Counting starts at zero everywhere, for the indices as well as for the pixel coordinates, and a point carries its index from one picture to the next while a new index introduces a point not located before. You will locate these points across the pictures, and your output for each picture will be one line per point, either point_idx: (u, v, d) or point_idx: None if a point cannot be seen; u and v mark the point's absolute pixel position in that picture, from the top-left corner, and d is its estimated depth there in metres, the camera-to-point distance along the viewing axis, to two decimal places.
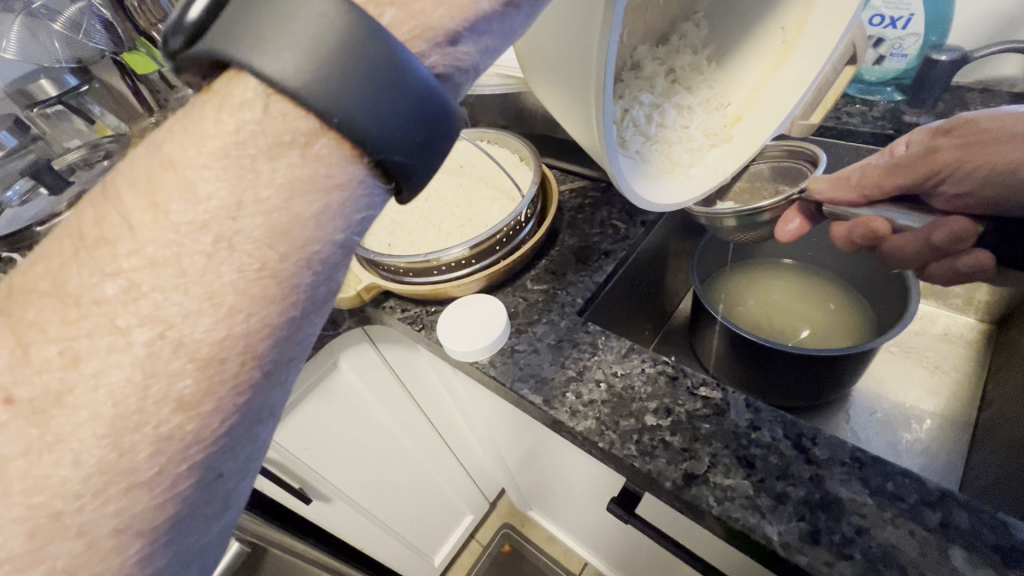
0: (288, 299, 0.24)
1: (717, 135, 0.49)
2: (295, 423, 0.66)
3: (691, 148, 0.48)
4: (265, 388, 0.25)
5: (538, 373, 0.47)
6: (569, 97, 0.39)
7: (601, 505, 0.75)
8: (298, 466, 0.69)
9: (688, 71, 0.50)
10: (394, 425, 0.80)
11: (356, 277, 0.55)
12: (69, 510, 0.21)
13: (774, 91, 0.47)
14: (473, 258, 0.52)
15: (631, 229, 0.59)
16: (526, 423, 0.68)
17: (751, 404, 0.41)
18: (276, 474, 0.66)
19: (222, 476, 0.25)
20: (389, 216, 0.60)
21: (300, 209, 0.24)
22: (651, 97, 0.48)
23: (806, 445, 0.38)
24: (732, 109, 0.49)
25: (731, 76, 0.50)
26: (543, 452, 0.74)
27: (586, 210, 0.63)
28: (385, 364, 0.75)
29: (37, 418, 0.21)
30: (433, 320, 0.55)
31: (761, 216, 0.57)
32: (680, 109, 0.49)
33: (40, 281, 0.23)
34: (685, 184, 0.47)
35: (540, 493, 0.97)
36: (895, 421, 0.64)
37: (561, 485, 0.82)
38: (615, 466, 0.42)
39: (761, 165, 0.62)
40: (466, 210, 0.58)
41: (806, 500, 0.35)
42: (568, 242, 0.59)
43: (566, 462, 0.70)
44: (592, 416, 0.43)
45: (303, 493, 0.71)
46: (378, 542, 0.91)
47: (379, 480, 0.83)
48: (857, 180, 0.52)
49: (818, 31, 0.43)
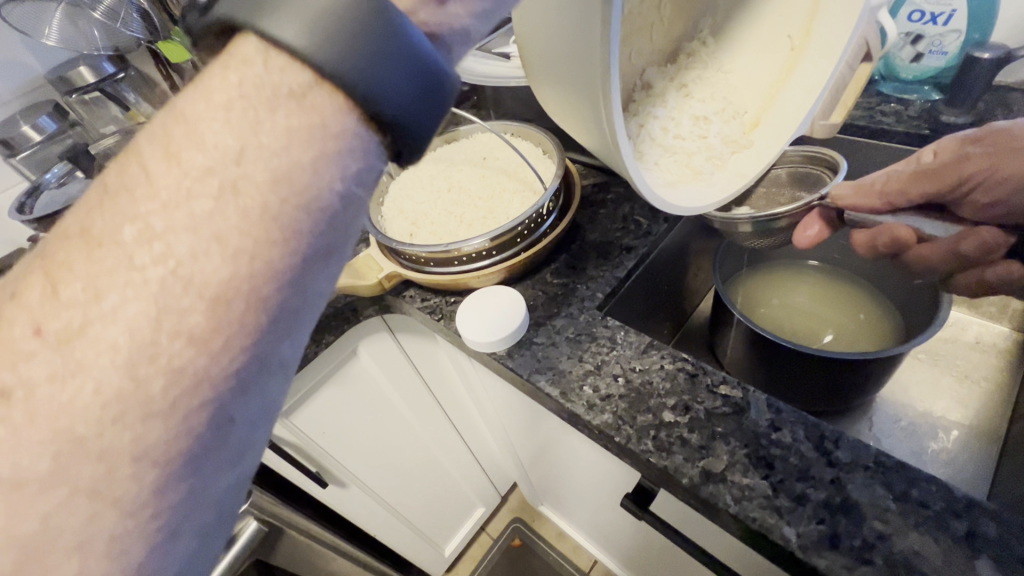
0: (294, 243, 0.23)
1: (737, 141, 0.47)
2: (314, 407, 0.67)
3: (711, 155, 0.47)
4: (272, 335, 0.24)
5: (556, 366, 0.47)
6: (579, 109, 0.38)
7: (615, 504, 0.75)
8: (315, 450, 0.70)
9: (699, 81, 0.48)
10: (410, 414, 0.81)
11: (378, 265, 0.56)
12: (90, 437, 0.20)
13: (791, 92, 0.46)
14: (493, 249, 0.52)
15: (654, 225, 0.59)
16: (541, 417, 0.68)
17: (772, 404, 0.40)
18: (295, 456, 0.67)
19: (235, 422, 0.23)
20: (410, 206, 0.60)
21: (300, 155, 0.22)
22: (667, 110, 0.47)
23: (827, 448, 0.37)
24: (748, 117, 0.48)
25: (743, 84, 0.48)
26: (557, 448, 0.73)
27: (608, 205, 0.62)
28: (403, 353, 0.75)
29: (60, 349, 0.20)
30: (452, 311, 0.55)
31: (778, 222, 0.56)
32: (696, 121, 0.47)
33: (70, 229, 0.22)
34: (708, 189, 0.46)
35: (553, 489, 0.97)
36: (920, 430, 0.62)
37: (574, 482, 0.82)
38: (630, 460, 0.42)
39: (778, 170, 0.61)
40: (487, 201, 0.58)
41: (826, 503, 0.35)
42: (589, 237, 0.59)
43: (580, 459, 0.69)
44: (609, 410, 0.43)
45: (318, 476, 0.72)
46: (391, 529, 0.92)
47: (393, 468, 0.84)
48: (881, 187, 0.51)
49: (829, 32, 0.43)
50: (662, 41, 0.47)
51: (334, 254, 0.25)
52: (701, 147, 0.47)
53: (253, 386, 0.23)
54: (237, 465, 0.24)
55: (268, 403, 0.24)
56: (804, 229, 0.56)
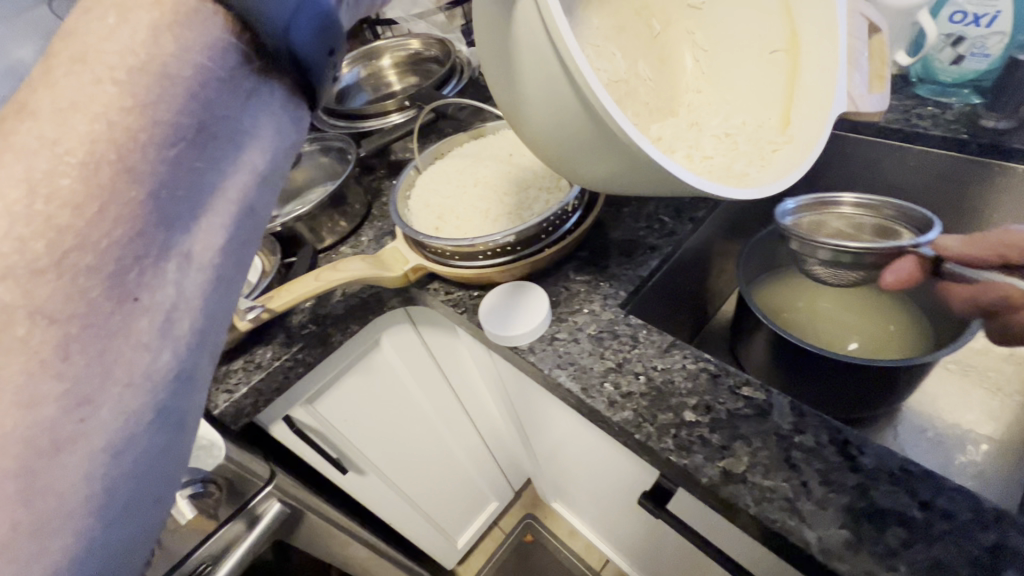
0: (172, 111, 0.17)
1: (772, 142, 0.44)
2: (337, 396, 0.69)
3: (750, 160, 0.43)
4: (176, 225, 0.17)
5: (577, 362, 0.47)
6: (593, 156, 0.36)
7: (630, 504, 0.75)
8: (337, 438, 0.72)
9: (699, 119, 0.48)
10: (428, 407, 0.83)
11: (403, 258, 0.57)
12: None
13: (803, 86, 0.43)
14: (517, 245, 0.53)
15: (679, 226, 0.58)
16: (558, 414, 0.68)
17: (795, 407, 0.40)
18: (317, 442, 0.69)
19: (138, 302, 0.17)
20: (436, 200, 0.61)
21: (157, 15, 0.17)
22: (682, 144, 0.45)
23: (851, 453, 0.37)
24: (770, 124, 0.45)
25: (742, 107, 0.47)
26: (573, 446, 0.74)
27: (633, 203, 0.62)
28: (424, 346, 0.77)
29: None
30: (475, 304, 0.56)
31: (867, 258, 0.55)
32: (715, 142, 0.45)
33: None
34: (758, 185, 0.39)
35: (567, 486, 0.97)
36: (947, 442, 0.61)
37: (589, 480, 0.82)
38: (650, 458, 0.42)
39: (866, 218, 0.62)
40: (512, 197, 0.59)
41: (849, 507, 0.34)
42: (613, 236, 0.59)
43: (596, 457, 0.69)
44: (629, 407, 0.43)
45: (337, 462, 0.73)
46: (407, 519, 0.93)
47: (411, 459, 0.86)
48: (993, 241, 0.50)
49: (809, 19, 0.42)
50: (650, 98, 0.47)
51: (243, 132, 0.19)
52: (733, 159, 0.43)
53: (160, 270, 0.17)
54: (130, 440, 0.17)
55: (186, 292, 0.18)
56: (890, 272, 0.55)
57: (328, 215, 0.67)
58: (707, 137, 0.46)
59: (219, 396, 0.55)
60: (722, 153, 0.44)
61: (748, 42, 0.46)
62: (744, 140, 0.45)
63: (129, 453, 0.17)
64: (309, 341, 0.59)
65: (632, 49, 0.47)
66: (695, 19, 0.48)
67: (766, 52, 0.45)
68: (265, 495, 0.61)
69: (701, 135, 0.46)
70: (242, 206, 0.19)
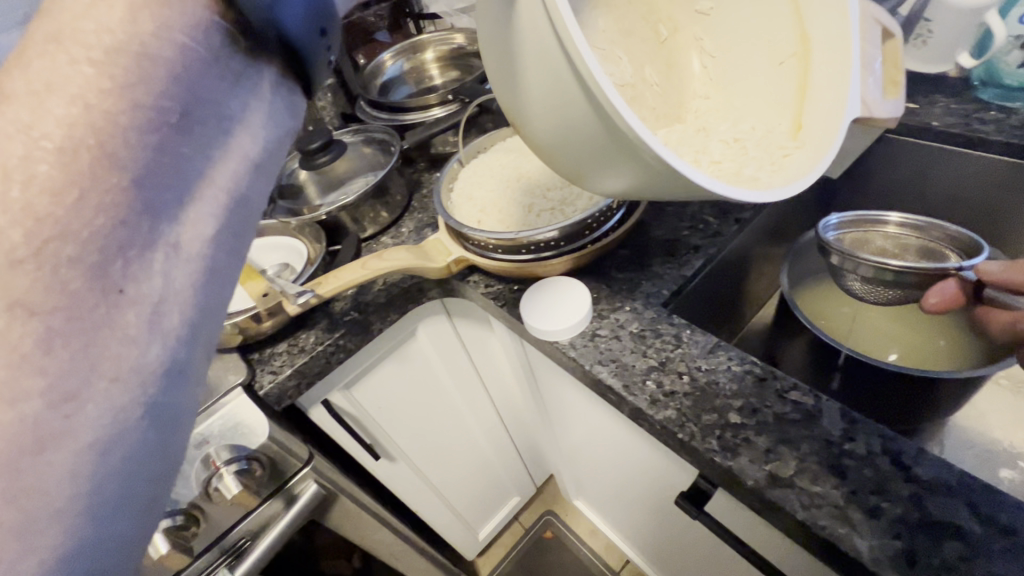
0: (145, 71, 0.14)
1: (781, 147, 0.42)
2: (372, 382, 0.70)
3: (761, 163, 0.40)
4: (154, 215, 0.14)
5: (619, 359, 0.47)
6: (609, 159, 0.35)
7: (654, 504, 0.74)
8: (371, 424, 0.73)
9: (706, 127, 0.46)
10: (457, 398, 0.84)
11: (446, 249, 0.58)
12: None
13: (814, 90, 0.42)
14: (561, 241, 0.53)
15: (723, 227, 0.58)
16: (586, 411, 0.68)
17: (846, 414, 0.39)
18: (353, 427, 0.71)
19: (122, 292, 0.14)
20: (479, 193, 0.62)
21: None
22: (689, 149, 0.43)
23: (905, 463, 0.36)
24: (781, 129, 0.43)
25: (750, 115, 0.45)
26: (600, 445, 0.73)
27: (676, 203, 0.62)
28: (457, 337, 0.78)
29: None
30: (515, 298, 0.56)
31: (907, 277, 0.55)
32: (724, 147, 0.43)
33: None
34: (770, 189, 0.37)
35: (590, 484, 0.97)
36: (996, 458, 0.58)
37: (612, 480, 0.82)
38: (692, 459, 0.42)
39: (912, 240, 0.63)
40: (556, 193, 0.59)
41: (903, 518, 0.34)
42: (655, 234, 0.58)
43: (621, 457, 0.69)
44: (672, 406, 0.43)
45: (370, 448, 0.74)
46: (433, 508, 0.95)
47: (439, 449, 0.87)
48: None
49: (821, 21, 0.41)
50: (657, 103, 0.46)
51: (232, 117, 0.16)
52: (744, 163, 0.41)
53: (147, 260, 0.14)
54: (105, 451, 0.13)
55: (178, 283, 0.14)
56: (934, 293, 0.54)
57: (371, 206, 0.68)
58: (715, 141, 0.44)
59: (263, 376, 0.57)
60: (729, 158, 0.42)
61: (759, 47, 0.45)
62: (754, 147, 0.43)
63: (119, 451, 0.13)
64: (351, 327, 0.60)
65: (638, 55, 0.46)
66: (705, 22, 0.47)
67: (777, 58, 0.44)
68: (303, 476, 0.62)
69: (709, 138, 0.44)
70: (236, 196, 0.16)
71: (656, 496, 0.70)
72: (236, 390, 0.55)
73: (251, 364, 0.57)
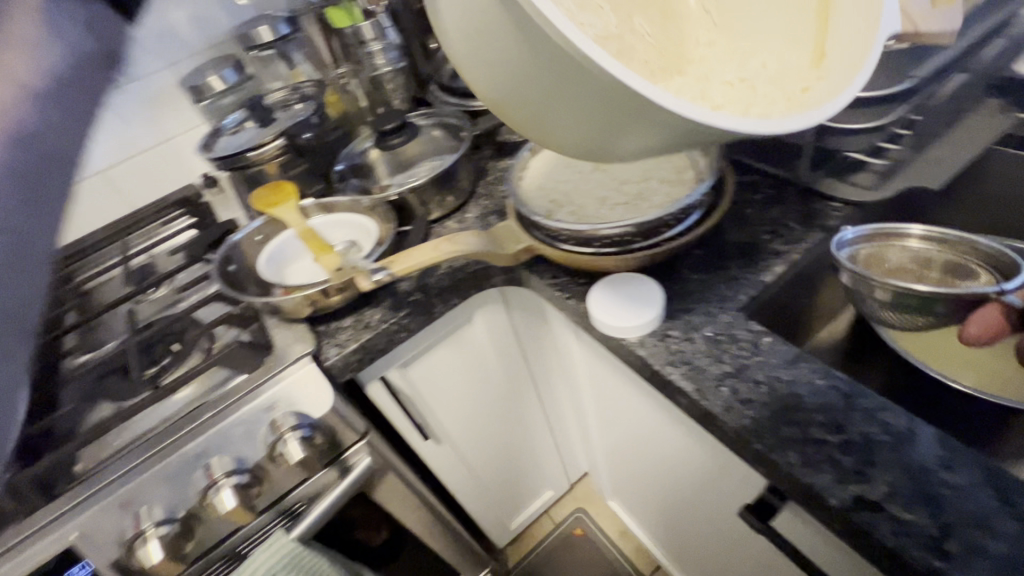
0: None
1: (798, 82, 0.40)
2: (426, 364, 0.71)
3: (768, 103, 0.40)
4: None
5: (691, 361, 0.46)
6: (618, 132, 0.35)
7: (700, 518, 0.71)
8: (422, 406, 0.74)
9: (692, 69, 0.46)
10: (504, 387, 0.84)
11: (515, 236, 0.57)
12: None
13: (840, 9, 0.38)
14: (636, 237, 0.52)
15: (807, 233, 0.55)
16: (638, 413, 0.65)
17: (944, 440, 0.37)
18: (405, 406, 0.72)
19: None
20: (551, 182, 0.61)
21: None
22: (692, 95, 0.44)
23: (1013, 499, 0.33)
24: (802, 58, 0.40)
25: (767, 50, 0.43)
26: (647, 449, 0.71)
27: (756, 205, 0.59)
28: (511, 328, 0.77)
29: None
30: (582, 291, 0.55)
31: (938, 306, 0.48)
32: (728, 91, 0.43)
33: None
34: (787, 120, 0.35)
35: (628, 487, 0.94)
36: None
37: (655, 486, 0.79)
38: (765, 471, 0.40)
39: (936, 253, 0.53)
40: (632, 187, 0.58)
41: (1008, 557, 0.31)
42: (733, 237, 0.56)
43: (671, 465, 0.66)
44: (748, 415, 0.41)
45: (420, 428, 0.75)
46: (471, 493, 0.96)
47: (482, 436, 0.87)
48: None
49: None
50: (651, 56, 0.45)
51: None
52: (749, 101, 0.41)
53: None
54: None
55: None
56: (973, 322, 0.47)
57: (439, 190, 0.69)
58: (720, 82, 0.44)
59: (329, 349, 0.58)
60: (728, 96, 0.43)
61: None
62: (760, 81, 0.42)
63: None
64: (414, 307, 0.61)
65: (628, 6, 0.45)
66: None
67: None
68: (357, 448, 0.64)
69: (717, 79, 0.44)
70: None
71: (704, 509, 0.67)
72: (305, 360, 0.57)
73: (319, 336, 0.59)
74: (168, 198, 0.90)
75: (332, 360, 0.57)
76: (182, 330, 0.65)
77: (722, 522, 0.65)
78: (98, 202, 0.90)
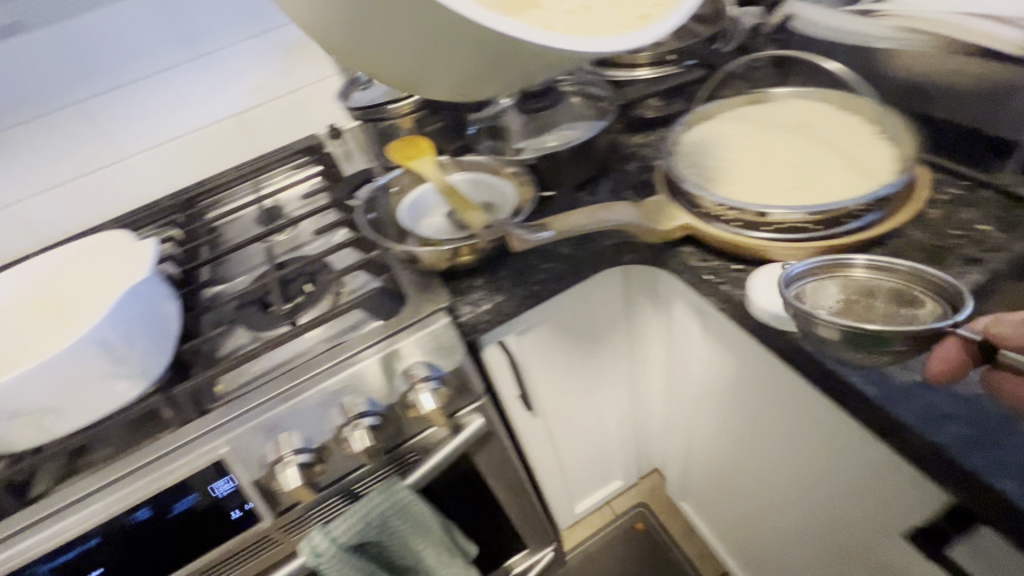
0: None
1: (640, 10, 0.44)
2: (541, 337, 0.70)
3: (540, 5, 0.44)
4: None
5: (877, 365, 0.42)
6: (498, 66, 0.43)
7: (799, 517, 0.68)
8: (529, 378, 0.74)
9: (546, 3, 0.45)
10: (604, 370, 0.83)
11: (670, 212, 0.54)
12: None
13: None
14: (813, 224, 0.49)
15: (1011, 241, 0.49)
16: (754, 401, 0.64)
17: None
18: (515, 375, 0.71)
19: None
20: (707, 158, 0.57)
21: None
22: (539, 22, 0.42)
23: None
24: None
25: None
26: (753, 440, 0.69)
27: (943, 205, 0.53)
28: (624, 310, 0.76)
29: None
30: (739, 276, 0.52)
31: (894, 345, 0.41)
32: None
33: None
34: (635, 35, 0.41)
35: (708, 484, 0.91)
36: None
37: (744, 481, 0.76)
38: (969, 495, 0.37)
39: (882, 283, 0.46)
40: (802, 171, 0.54)
41: None
42: (916, 237, 0.51)
43: (776, 458, 0.64)
44: (952, 432, 0.38)
45: (523, 398, 0.75)
46: (551, 472, 0.96)
47: (573, 416, 0.87)
48: None
49: None
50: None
51: None
52: (614, 20, 0.43)
53: None
54: None
55: None
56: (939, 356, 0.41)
57: (578, 158, 0.66)
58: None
59: (463, 306, 0.58)
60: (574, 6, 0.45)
61: None
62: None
63: None
64: (548, 275, 0.60)
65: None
66: None
67: None
68: (472, 410, 0.64)
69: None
70: None
71: (810, 511, 0.64)
72: (441, 313, 0.57)
73: (453, 292, 0.59)
74: (297, 147, 0.94)
75: (466, 316, 0.57)
76: (319, 273, 0.67)
77: (834, 538, 0.62)
78: (234, 145, 0.95)
